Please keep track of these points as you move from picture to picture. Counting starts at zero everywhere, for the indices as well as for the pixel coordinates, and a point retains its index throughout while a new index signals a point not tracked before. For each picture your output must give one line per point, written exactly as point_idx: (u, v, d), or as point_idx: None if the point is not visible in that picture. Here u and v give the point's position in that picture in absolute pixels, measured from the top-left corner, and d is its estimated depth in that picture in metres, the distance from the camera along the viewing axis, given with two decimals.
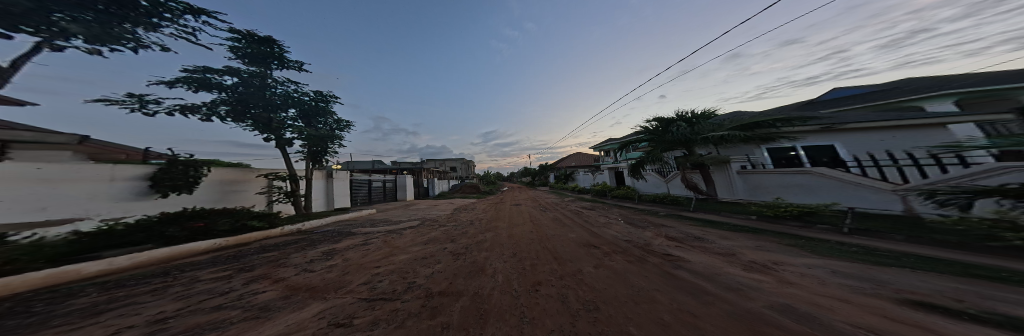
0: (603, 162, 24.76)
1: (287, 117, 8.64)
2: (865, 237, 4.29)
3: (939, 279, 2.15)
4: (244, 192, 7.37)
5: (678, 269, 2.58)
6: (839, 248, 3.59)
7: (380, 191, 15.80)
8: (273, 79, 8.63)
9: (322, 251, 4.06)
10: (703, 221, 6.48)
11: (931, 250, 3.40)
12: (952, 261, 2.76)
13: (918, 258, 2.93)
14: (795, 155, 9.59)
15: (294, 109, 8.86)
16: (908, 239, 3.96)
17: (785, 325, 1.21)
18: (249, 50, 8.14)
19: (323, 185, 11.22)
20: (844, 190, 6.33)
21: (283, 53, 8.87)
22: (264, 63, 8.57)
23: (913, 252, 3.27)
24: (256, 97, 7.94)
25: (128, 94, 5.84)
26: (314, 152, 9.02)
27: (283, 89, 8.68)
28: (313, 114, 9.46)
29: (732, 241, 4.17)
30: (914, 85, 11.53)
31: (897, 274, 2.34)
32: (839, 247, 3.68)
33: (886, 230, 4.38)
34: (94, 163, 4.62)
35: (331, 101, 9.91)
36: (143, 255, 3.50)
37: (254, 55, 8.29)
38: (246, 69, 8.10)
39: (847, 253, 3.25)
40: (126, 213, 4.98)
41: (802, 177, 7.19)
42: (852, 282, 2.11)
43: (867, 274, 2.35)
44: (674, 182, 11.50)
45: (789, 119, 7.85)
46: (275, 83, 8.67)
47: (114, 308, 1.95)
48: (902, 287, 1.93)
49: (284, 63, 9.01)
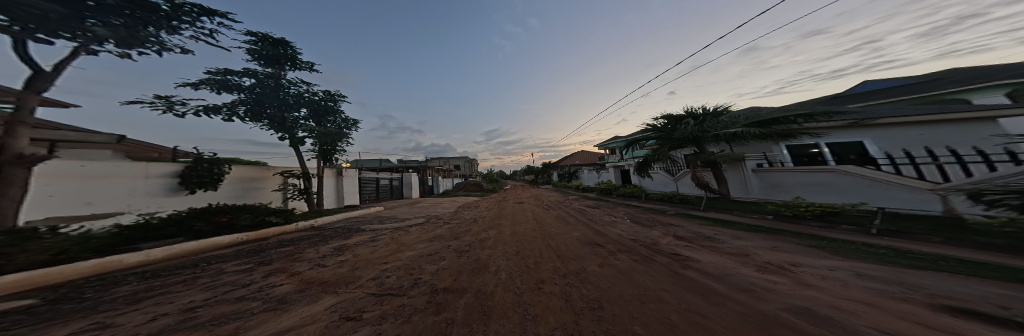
0: (609, 160, 24.26)
1: (299, 116, 9.07)
2: (898, 239, 3.97)
3: (981, 284, 1.95)
4: (262, 189, 7.77)
5: (686, 270, 2.49)
6: (866, 250, 3.34)
7: (387, 189, 16.28)
8: (286, 80, 9.06)
9: (333, 247, 4.21)
10: (714, 220, 6.23)
11: (973, 253, 3.10)
12: (997, 265, 2.50)
13: (957, 262, 2.67)
14: (819, 152, 9.11)
15: (305, 108, 9.28)
16: (947, 242, 3.64)
17: (803, 328, 1.14)
18: (263, 52, 8.58)
19: (334, 183, 11.69)
20: (875, 189, 5.86)
21: (294, 54, 9.29)
22: (278, 64, 9.03)
23: (952, 255, 2.99)
24: (271, 97, 8.41)
25: (157, 96, 6.30)
26: (324, 151, 9.42)
27: (295, 90, 9.10)
28: (323, 112, 9.87)
29: (746, 241, 3.97)
30: (959, 75, 10.49)
31: (932, 278, 2.15)
32: (866, 248, 3.42)
33: (922, 231, 4.02)
34: (130, 161, 5.02)
35: (339, 101, 10.31)
36: (176, 247, 3.78)
37: (269, 57, 8.73)
38: (262, 71, 8.59)
39: (876, 255, 3.01)
40: (160, 207, 5.40)
41: (827, 175, 6.72)
42: (880, 285, 1.95)
43: (896, 277, 2.17)
44: (683, 181, 11.12)
45: (812, 113, 7.37)
46: (289, 84, 9.09)
47: (151, 296, 2.11)
48: (939, 293, 1.76)
49: (297, 65, 9.47)
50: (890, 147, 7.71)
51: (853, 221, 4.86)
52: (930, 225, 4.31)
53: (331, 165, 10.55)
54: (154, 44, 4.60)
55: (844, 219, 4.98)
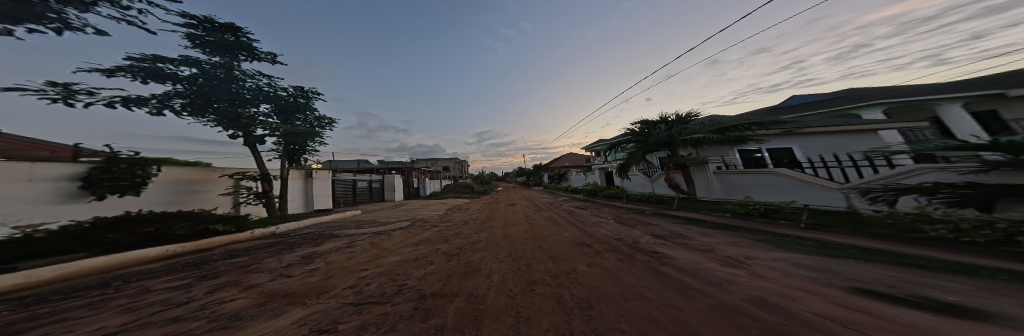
0: (595, 162, 25.60)
1: (258, 112, 7.85)
2: (819, 232, 4.94)
3: (878, 268, 2.54)
4: (206, 194, 6.70)
5: (664, 266, 2.78)
6: (799, 242, 4.08)
7: (366, 192, 15.15)
8: (241, 72, 7.73)
9: (299, 255, 3.78)
10: (684, 219, 7.03)
11: (871, 243, 3.97)
12: (886, 252, 3.26)
13: (860, 250, 3.42)
14: (760, 157, 10.55)
15: (268, 104, 8.07)
16: (852, 233, 4.63)
17: (758, 316, 1.35)
18: (210, 38, 7.18)
19: (302, 185, 10.48)
20: (803, 189, 7.16)
21: (250, 43, 8.02)
22: (230, 54, 7.71)
23: (856, 244, 3.82)
24: (222, 91, 7.04)
25: (49, 83, 4.81)
26: (290, 150, 8.38)
27: (254, 83, 7.82)
28: (291, 110, 8.78)
29: (711, 238, 4.55)
30: (859, 93, 13.07)
31: (847, 264, 2.72)
32: (799, 241, 4.19)
33: (836, 225, 5.03)
34: (9, 160, 3.89)
35: (313, 97, 9.35)
36: (74, 265, 3.01)
37: (215, 44, 7.34)
38: (208, 60, 7.19)
39: (807, 247, 3.69)
40: (48, 219, 4.18)
41: (768, 176, 7.98)
42: (809, 273, 2.43)
43: (823, 266, 2.70)
44: (659, 182, 12.23)
45: (762, 122, 8.53)
46: (244, 76, 7.75)
47: (39, 326, 1.68)
48: (849, 277, 2.26)
49: (254, 55, 8.17)
50: (811, 153, 9.40)
51: (788, 217, 5.90)
52: (842, 218, 5.38)
53: (297, 165, 9.46)
54: (55, 21, 4.09)
55: (783, 215, 6.01)
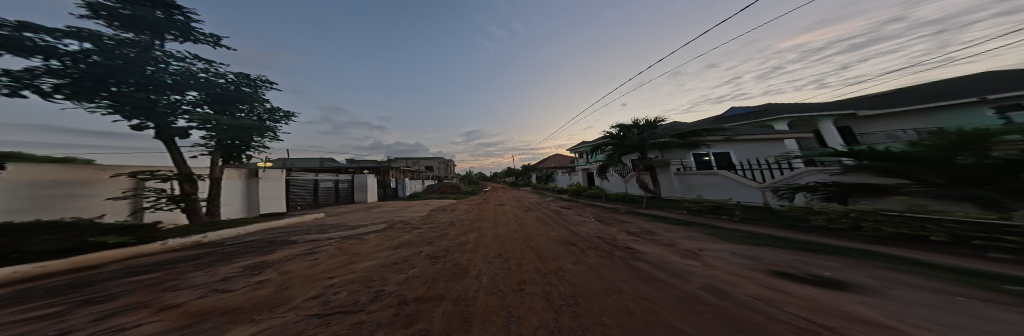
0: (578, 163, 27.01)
1: (183, 100, 6.32)
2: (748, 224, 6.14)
3: (789, 254, 3.29)
4: (86, 199, 5.15)
5: (638, 261, 3.14)
6: (735, 234, 5.02)
7: (331, 193, 13.77)
8: (162, 52, 6.25)
9: (242, 265, 3.19)
10: (651, 216, 8.00)
11: (783, 232, 5.12)
12: (790, 240, 4.26)
13: (775, 239, 4.39)
14: (709, 160, 11.95)
15: (197, 91, 6.56)
16: (770, 224, 5.87)
17: (710, 302, 1.66)
18: (130, 12, 5.94)
19: (242, 187, 8.84)
20: (738, 188, 8.73)
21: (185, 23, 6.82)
22: (155, 32, 6.34)
23: (772, 234, 4.89)
24: (130, 72, 5.50)
25: None
26: (227, 146, 7.19)
27: (180, 66, 6.34)
28: (230, 98, 7.32)
29: (673, 233, 5.27)
30: (776, 107, 16.16)
31: (770, 252, 3.45)
32: (735, 233, 5.17)
33: (760, 217, 6.31)
34: None
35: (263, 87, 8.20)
36: None
37: (134, 18, 6.00)
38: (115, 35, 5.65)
39: (741, 237, 4.58)
40: None
41: (714, 177, 9.53)
42: (744, 260, 3.02)
43: (754, 254, 3.37)
44: (632, 183, 13.51)
45: (712, 129, 10.02)
46: (167, 57, 6.25)
47: None
48: (770, 262, 2.88)
49: (189, 37, 6.92)
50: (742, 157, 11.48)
51: (728, 212, 7.18)
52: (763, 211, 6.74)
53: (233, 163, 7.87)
54: None
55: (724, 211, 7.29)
